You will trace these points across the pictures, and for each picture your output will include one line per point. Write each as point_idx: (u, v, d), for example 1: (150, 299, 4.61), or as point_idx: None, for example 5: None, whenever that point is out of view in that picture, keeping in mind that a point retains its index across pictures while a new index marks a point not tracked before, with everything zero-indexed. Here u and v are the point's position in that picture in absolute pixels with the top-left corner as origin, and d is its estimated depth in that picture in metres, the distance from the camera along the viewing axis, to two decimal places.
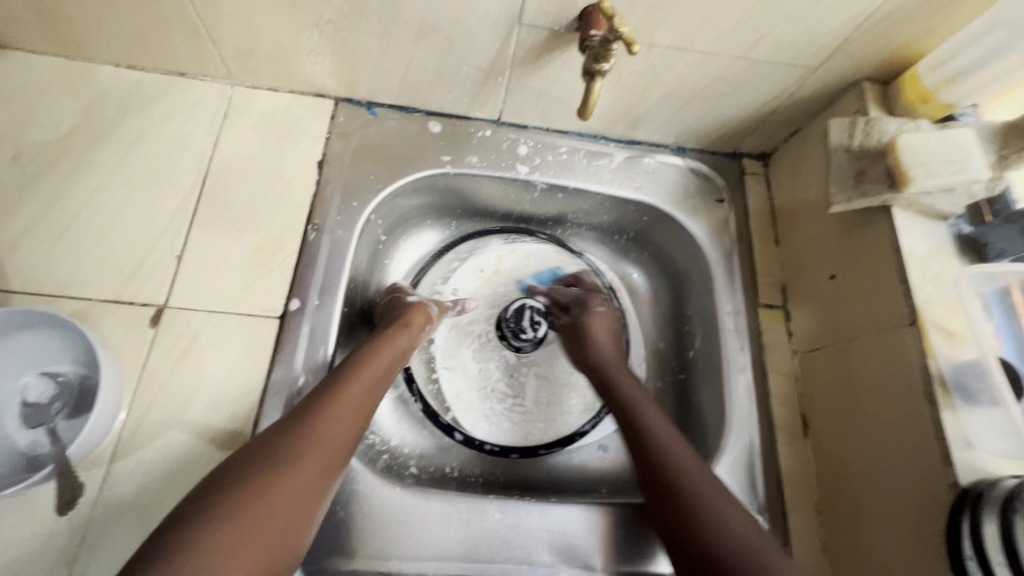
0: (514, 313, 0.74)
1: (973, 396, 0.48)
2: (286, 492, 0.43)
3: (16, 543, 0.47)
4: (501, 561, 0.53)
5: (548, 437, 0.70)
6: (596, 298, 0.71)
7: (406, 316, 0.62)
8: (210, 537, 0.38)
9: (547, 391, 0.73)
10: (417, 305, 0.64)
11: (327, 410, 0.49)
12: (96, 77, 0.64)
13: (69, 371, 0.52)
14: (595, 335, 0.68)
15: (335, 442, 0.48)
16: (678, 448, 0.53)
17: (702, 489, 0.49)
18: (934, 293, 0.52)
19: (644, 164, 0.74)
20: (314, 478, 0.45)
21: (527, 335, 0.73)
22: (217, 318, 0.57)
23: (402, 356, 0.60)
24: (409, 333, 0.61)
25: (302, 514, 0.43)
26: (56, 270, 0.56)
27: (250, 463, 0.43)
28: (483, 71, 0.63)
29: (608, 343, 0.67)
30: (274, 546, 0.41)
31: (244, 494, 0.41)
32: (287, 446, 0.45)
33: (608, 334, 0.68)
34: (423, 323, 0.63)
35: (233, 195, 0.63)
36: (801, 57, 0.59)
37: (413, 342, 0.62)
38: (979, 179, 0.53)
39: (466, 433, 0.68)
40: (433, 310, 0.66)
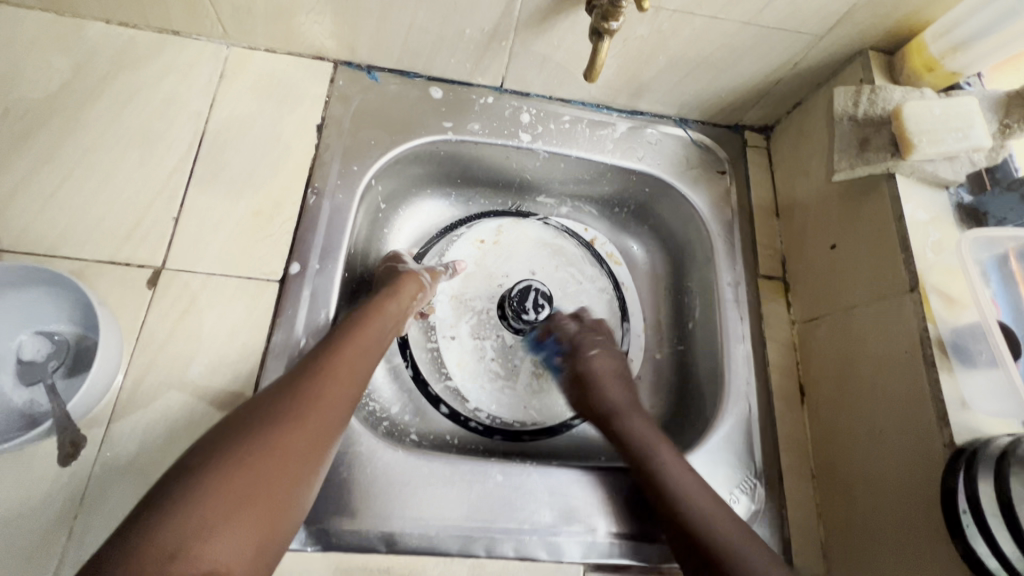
0: (518, 293, 0.70)
1: (972, 357, 0.49)
2: (284, 451, 0.41)
3: (14, 502, 0.46)
4: (504, 521, 0.53)
5: (528, 427, 0.69)
6: (587, 341, 0.67)
7: (396, 285, 0.61)
8: (209, 494, 0.37)
9: (542, 375, 0.72)
10: (408, 274, 0.63)
11: (326, 370, 0.48)
12: (87, 34, 0.62)
13: (65, 330, 0.51)
14: (598, 383, 0.63)
15: (338, 401, 0.47)
16: (727, 529, 0.48)
17: (742, 551, 0.46)
18: (935, 259, 0.53)
19: (647, 135, 0.74)
20: (319, 437, 0.44)
21: (529, 317, 0.70)
22: (216, 280, 0.56)
23: (397, 322, 0.59)
24: (400, 302, 0.59)
25: (302, 477, 0.42)
26: (49, 230, 0.55)
27: (249, 421, 0.42)
28: (487, 34, 0.62)
29: (613, 388, 0.62)
30: (273, 505, 0.40)
31: (246, 447, 0.40)
32: (286, 403, 0.44)
33: (615, 377, 0.64)
34: (414, 293, 0.62)
35: (230, 157, 0.61)
36: (807, 24, 0.58)
37: (409, 305, 0.61)
38: (982, 147, 0.53)
39: (452, 407, 0.67)
40: (426, 280, 0.65)
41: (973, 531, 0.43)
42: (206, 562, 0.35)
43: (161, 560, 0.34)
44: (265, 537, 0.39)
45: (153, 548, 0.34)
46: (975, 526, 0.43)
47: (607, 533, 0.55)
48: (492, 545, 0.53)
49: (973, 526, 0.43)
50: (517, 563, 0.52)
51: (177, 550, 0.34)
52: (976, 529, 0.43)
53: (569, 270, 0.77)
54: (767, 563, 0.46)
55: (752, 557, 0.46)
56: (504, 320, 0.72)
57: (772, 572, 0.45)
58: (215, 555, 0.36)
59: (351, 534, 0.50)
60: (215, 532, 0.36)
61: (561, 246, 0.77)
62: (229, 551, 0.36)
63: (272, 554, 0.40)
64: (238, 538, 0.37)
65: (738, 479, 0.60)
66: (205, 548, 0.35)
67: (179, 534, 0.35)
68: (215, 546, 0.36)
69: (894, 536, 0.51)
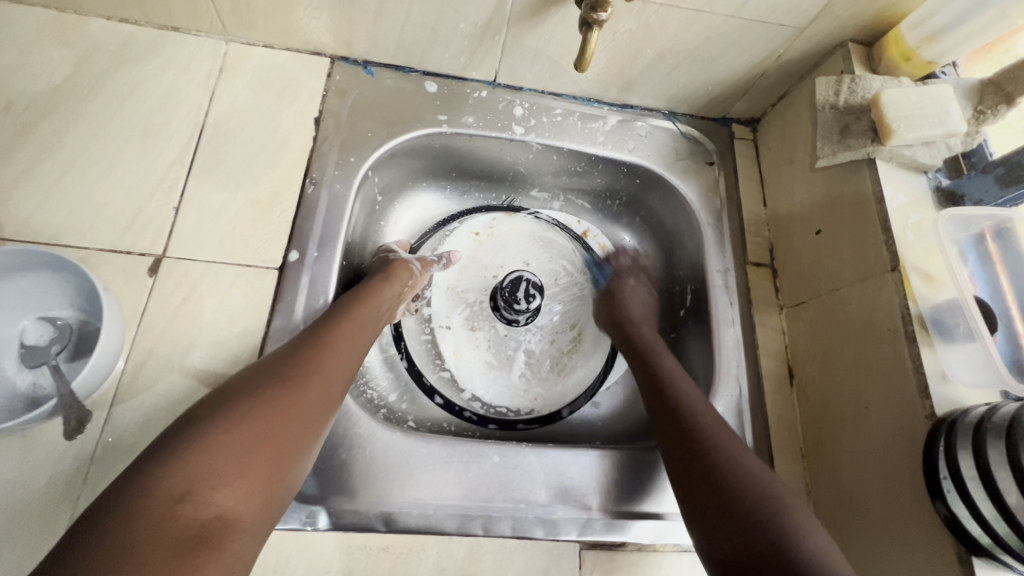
0: (509, 283, 0.71)
1: (951, 332, 0.50)
2: (288, 414, 0.43)
3: (17, 483, 0.46)
4: (501, 500, 0.55)
5: (523, 416, 0.70)
6: (630, 272, 0.75)
7: (388, 271, 0.62)
8: (214, 447, 0.38)
9: (536, 365, 0.73)
10: (402, 260, 0.64)
11: (327, 344, 0.49)
12: (88, 30, 0.64)
13: (68, 316, 0.52)
14: (625, 305, 0.70)
15: (337, 372, 0.48)
16: (707, 413, 0.53)
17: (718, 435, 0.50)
18: (914, 239, 0.55)
19: (636, 127, 0.75)
20: (320, 404, 0.45)
21: (521, 306, 0.70)
22: (216, 268, 0.57)
23: (392, 305, 0.60)
24: (393, 286, 0.60)
25: (303, 440, 0.43)
26: (51, 219, 0.56)
27: (253, 383, 0.43)
28: (480, 28, 0.63)
29: (635, 309, 0.70)
30: (274, 462, 0.41)
31: (249, 404, 0.41)
32: (289, 369, 0.45)
33: (643, 306, 0.71)
34: (406, 279, 0.63)
35: (230, 149, 0.62)
36: (789, 17, 0.60)
37: (405, 290, 0.62)
38: (957, 132, 0.55)
39: (446, 397, 0.68)
40: (415, 268, 0.66)
41: (953, 496, 0.45)
42: (211, 508, 0.36)
43: (168, 506, 0.35)
44: (269, 493, 0.40)
45: (160, 492, 0.35)
46: (955, 492, 0.45)
47: (602, 512, 0.56)
48: (489, 522, 0.54)
49: (953, 491, 0.45)
50: (514, 541, 0.53)
51: (186, 495, 0.36)
52: (955, 493, 0.45)
53: (562, 262, 0.78)
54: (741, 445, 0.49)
55: (730, 441, 0.49)
56: (496, 309, 0.73)
57: (748, 455, 0.48)
58: (220, 502, 0.37)
59: (349, 515, 0.51)
60: (220, 481, 0.37)
61: (552, 237, 0.79)
62: (234, 499, 0.37)
63: (273, 510, 0.41)
64: (241, 488, 0.38)
65: None
66: (213, 496, 0.36)
67: (187, 480, 0.36)
68: (220, 495, 0.37)
69: (881, 508, 0.52)
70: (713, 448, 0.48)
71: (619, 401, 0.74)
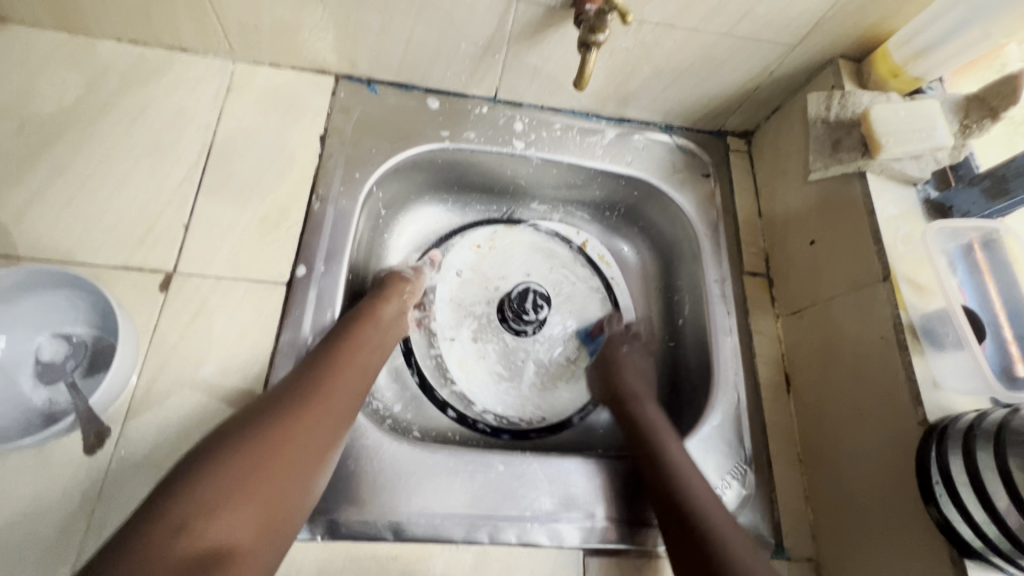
0: (518, 295, 0.73)
1: (941, 341, 0.52)
2: (287, 445, 0.45)
3: (33, 497, 0.47)
4: (506, 509, 0.56)
5: (534, 425, 0.72)
6: (623, 339, 0.73)
7: (387, 287, 0.64)
8: (213, 481, 0.41)
9: (540, 375, 0.74)
10: (397, 273, 0.66)
11: (323, 383, 0.50)
12: (98, 52, 0.65)
13: (82, 332, 0.53)
14: (621, 377, 0.68)
15: (337, 398, 0.50)
16: (721, 517, 0.51)
17: (732, 544, 0.49)
18: (905, 250, 0.56)
19: (634, 141, 0.77)
20: (319, 445, 0.47)
21: (530, 316, 0.73)
22: (226, 284, 0.58)
23: (398, 318, 0.62)
24: (394, 304, 0.62)
25: (301, 473, 0.45)
26: (65, 237, 0.57)
27: (257, 414, 0.46)
28: (481, 47, 0.65)
29: (632, 381, 0.67)
30: (270, 492, 0.43)
31: (248, 439, 0.44)
32: (283, 412, 0.47)
33: (639, 373, 0.68)
34: (403, 291, 0.64)
35: (238, 166, 0.64)
36: (780, 35, 0.62)
37: (403, 301, 0.64)
38: (944, 146, 0.57)
39: (459, 410, 0.70)
40: (408, 274, 0.68)
41: (945, 500, 0.46)
42: (209, 539, 0.39)
43: (168, 538, 0.37)
44: (268, 522, 0.42)
45: (164, 520, 0.38)
46: (947, 496, 0.46)
47: (605, 520, 0.57)
48: (495, 530, 0.55)
49: (945, 496, 0.46)
50: (520, 548, 0.55)
51: (185, 525, 0.38)
52: (947, 498, 0.46)
53: (559, 270, 0.81)
54: (755, 558, 0.48)
55: (745, 554, 0.48)
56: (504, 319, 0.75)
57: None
58: (219, 534, 0.39)
59: (358, 524, 0.52)
60: (220, 516, 0.40)
61: (552, 249, 0.81)
62: (231, 529, 0.40)
63: (276, 538, 0.43)
64: (239, 519, 0.40)
65: (729, 466, 0.63)
66: (211, 527, 0.39)
67: (188, 511, 0.39)
68: (217, 524, 0.39)
69: (876, 512, 0.54)
70: (726, 557, 0.48)
71: None
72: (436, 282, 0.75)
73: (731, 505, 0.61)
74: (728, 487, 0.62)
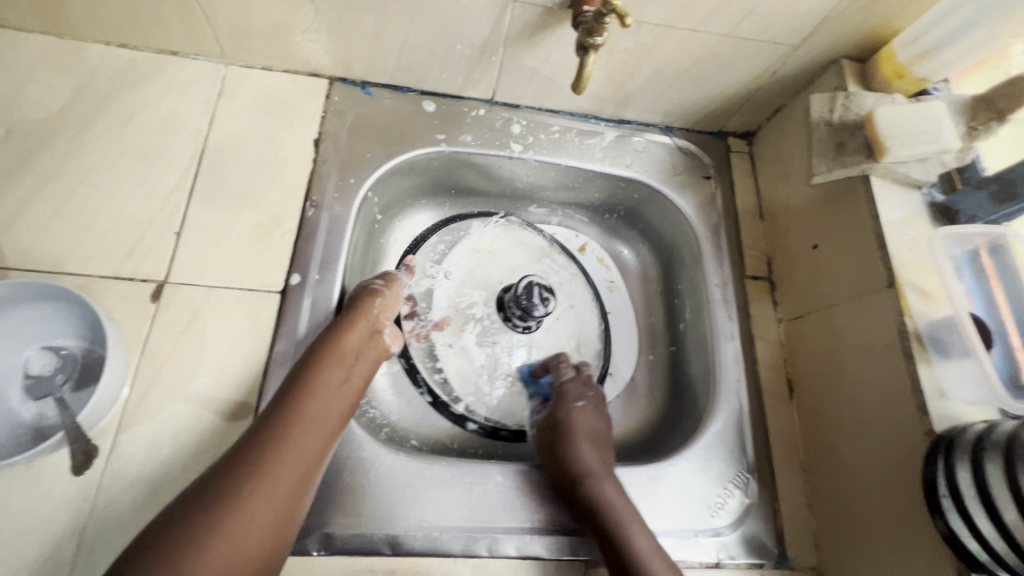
0: (523, 289, 0.69)
1: (948, 349, 0.51)
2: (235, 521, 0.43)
3: (23, 514, 0.47)
4: (505, 521, 0.55)
5: None
6: (577, 393, 0.66)
7: (353, 311, 0.58)
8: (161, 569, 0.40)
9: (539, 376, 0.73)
10: (365, 290, 0.61)
11: (265, 461, 0.46)
12: (87, 56, 0.64)
13: (72, 345, 0.53)
14: (574, 438, 0.61)
15: (290, 458, 0.47)
16: None
17: None
18: (910, 256, 0.55)
19: (634, 142, 0.76)
20: (265, 537, 0.44)
21: (538, 311, 0.70)
22: (219, 293, 0.57)
23: (363, 347, 0.58)
24: (358, 332, 0.57)
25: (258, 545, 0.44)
26: (53, 246, 0.56)
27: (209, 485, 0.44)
28: (477, 49, 0.64)
29: (586, 447, 0.60)
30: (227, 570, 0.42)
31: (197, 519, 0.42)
32: (222, 503, 0.43)
33: (594, 434, 0.62)
34: (371, 315, 0.59)
35: (230, 172, 0.63)
36: (782, 35, 0.61)
37: (370, 325, 0.59)
38: (949, 150, 0.56)
39: (479, 422, 0.69)
40: (377, 285, 0.63)
41: (953, 514, 0.45)
42: None
43: None
44: None
45: None
46: (954, 510, 0.45)
47: None
48: (495, 543, 0.54)
49: (952, 509, 0.45)
50: (520, 561, 0.54)
51: None
52: (955, 511, 0.45)
53: (554, 267, 0.78)
54: None
55: None
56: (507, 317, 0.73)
57: None
58: None
59: (355, 538, 0.52)
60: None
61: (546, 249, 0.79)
62: None
63: None
64: None
65: (732, 474, 0.62)
66: None
67: None
68: None
69: (880, 521, 0.53)
70: None
71: (621, 416, 0.74)
72: (427, 286, 0.73)
73: (734, 515, 0.60)
74: (730, 496, 0.61)
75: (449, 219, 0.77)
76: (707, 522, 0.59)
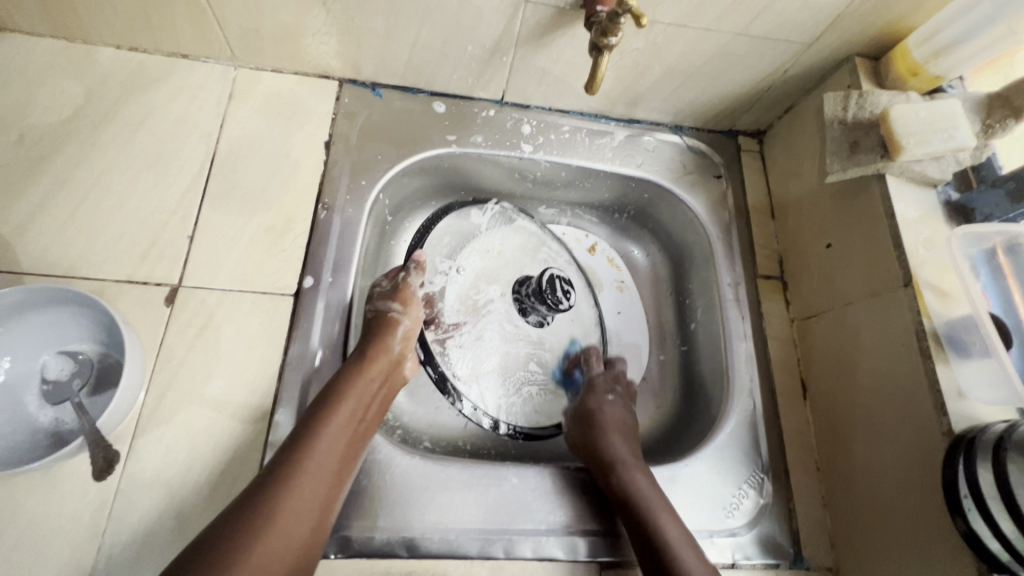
0: (548, 283, 0.69)
1: (967, 349, 0.51)
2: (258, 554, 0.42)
3: (41, 519, 0.47)
4: (520, 523, 0.55)
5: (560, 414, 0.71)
6: (607, 386, 0.67)
7: (377, 342, 0.58)
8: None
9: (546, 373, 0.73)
10: (386, 317, 0.61)
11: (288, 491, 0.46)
12: (98, 60, 0.64)
13: (88, 349, 0.53)
14: (606, 430, 0.62)
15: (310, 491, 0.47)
16: None
17: None
18: (927, 255, 0.55)
19: (644, 142, 0.76)
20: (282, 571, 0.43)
21: (563, 305, 0.70)
22: (232, 297, 0.57)
23: (384, 378, 0.57)
24: (382, 363, 0.57)
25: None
26: (67, 250, 0.56)
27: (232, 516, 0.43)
28: (488, 49, 0.64)
29: (618, 437, 0.61)
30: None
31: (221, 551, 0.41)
32: (245, 533, 0.43)
33: (623, 425, 0.63)
34: (392, 345, 0.59)
35: (242, 175, 0.63)
36: (795, 34, 0.61)
37: (391, 356, 0.58)
38: (966, 147, 0.55)
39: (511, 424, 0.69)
40: (396, 311, 0.61)
41: (974, 515, 0.45)
42: None
43: None
44: None
45: None
46: (976, 510, 0.45)
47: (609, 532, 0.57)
48: (511, 545, 0.54)
49: (974, 510, 0.45)
50: (537, 563, 0.54)
51: None
52: (976, 512, 0.45)
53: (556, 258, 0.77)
54: None
55: None
56: (522, 308, 0.73)
57: None
58: None
59: (372, 541, 0.52)
60: None
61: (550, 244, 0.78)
62: None
63: None
64: None
65: (746, 474, 0.62)
66: None
67: None
68: None
69: (899, 522, 0.53)
70: None
71: None
72: (439, 284, 0.72)
73: (749, 515, 0.60)
74: (745, 496, 0.61)
75: (449, 207, 0.75)
76: (722, 523, 0.59)
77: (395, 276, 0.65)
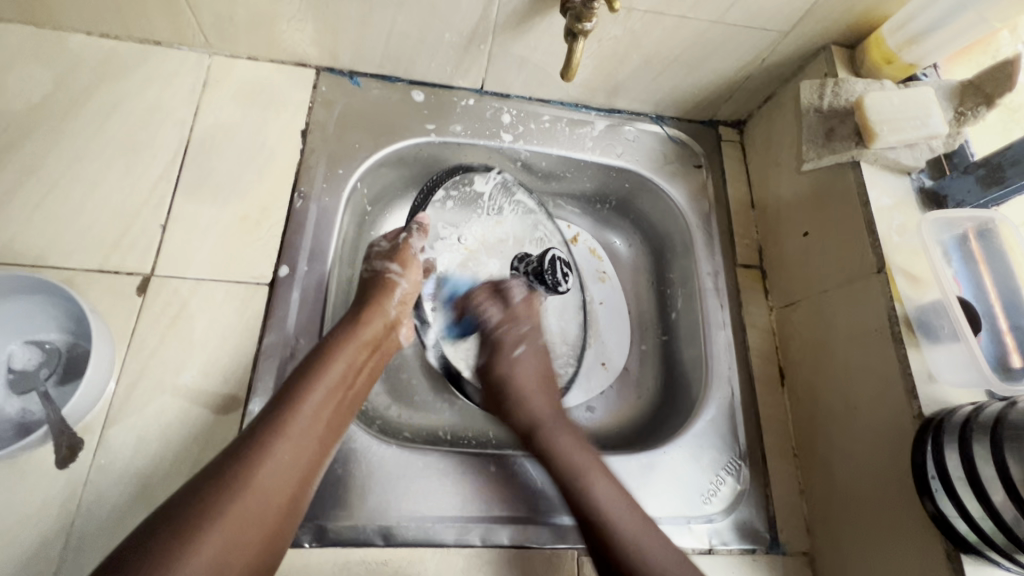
0: (548, 263, 0.66)
1: (937, 333, 0.51)
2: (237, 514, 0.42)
3: (8, 510, 0.46)
4: (498, 509, 0.56)
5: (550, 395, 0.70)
6: (511, 338, 0.66)
7: (370, 306, 0.58)
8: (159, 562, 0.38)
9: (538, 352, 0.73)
10: (382, 282, 0.60)
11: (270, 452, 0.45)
12: (68, 47, 0.63)
13: (56, 339, 0.52)
14: (522, 391, 0.62)
15: (295, 451, 0.46)
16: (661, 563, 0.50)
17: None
18: (899, 241, 0.56)
19: (624, 132, 0.76)
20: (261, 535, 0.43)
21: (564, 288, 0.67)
22: (205, 286, 0.57)
23: (376, 342, 0.57)
24: (375, 326, 0.57)
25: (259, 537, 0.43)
26: (36, 240, 0.55)
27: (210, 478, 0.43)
28: (466, 37, 0.63)
29: (536, 396, 0.62)
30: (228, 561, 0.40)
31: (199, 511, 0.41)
32: (223, 496, 0.42)
33: (535, 380, 0.64)
34: (386, 309, 0.59)
35: (216, 164, 0.62)
36: (772, 23, 0.61)
37: (385, 321, 0.58)
38: (938, 134, 0.57)
39: None
40: (394, 272, 0.61)
41: (942, 495, 0.46)
42: None
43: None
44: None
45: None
46: (943, 491, 0.46)
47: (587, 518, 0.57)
48: (488, 530, 0.54)
49: (941, 491, 0.46)
50: (514, 550, 0.54)
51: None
52: (943, 493, 0.46)
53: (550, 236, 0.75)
54: None
55: None
56: None
57: None
58: None
59: (347, 530, 0.51)
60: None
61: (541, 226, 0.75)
62: None
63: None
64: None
65: (724, 460, 0.62)
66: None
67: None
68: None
69: (872, 506, 0.53)
70: None
71: (614, 407, 0.74)
72: (438, 251, 0.72)
73: (726, 501, 0.60)
74: (722, 482, 0.61)
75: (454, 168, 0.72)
76: (699, 510, 0.59)
77: (394, 237, 0.65)
